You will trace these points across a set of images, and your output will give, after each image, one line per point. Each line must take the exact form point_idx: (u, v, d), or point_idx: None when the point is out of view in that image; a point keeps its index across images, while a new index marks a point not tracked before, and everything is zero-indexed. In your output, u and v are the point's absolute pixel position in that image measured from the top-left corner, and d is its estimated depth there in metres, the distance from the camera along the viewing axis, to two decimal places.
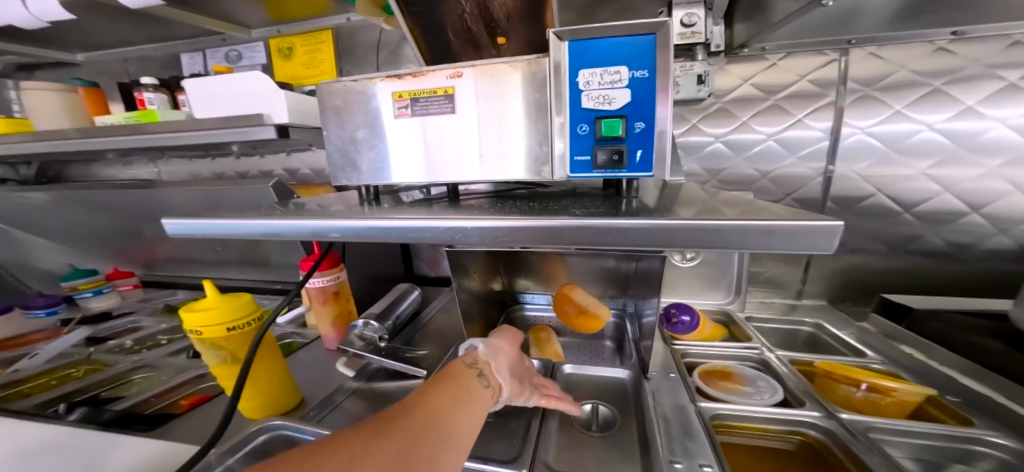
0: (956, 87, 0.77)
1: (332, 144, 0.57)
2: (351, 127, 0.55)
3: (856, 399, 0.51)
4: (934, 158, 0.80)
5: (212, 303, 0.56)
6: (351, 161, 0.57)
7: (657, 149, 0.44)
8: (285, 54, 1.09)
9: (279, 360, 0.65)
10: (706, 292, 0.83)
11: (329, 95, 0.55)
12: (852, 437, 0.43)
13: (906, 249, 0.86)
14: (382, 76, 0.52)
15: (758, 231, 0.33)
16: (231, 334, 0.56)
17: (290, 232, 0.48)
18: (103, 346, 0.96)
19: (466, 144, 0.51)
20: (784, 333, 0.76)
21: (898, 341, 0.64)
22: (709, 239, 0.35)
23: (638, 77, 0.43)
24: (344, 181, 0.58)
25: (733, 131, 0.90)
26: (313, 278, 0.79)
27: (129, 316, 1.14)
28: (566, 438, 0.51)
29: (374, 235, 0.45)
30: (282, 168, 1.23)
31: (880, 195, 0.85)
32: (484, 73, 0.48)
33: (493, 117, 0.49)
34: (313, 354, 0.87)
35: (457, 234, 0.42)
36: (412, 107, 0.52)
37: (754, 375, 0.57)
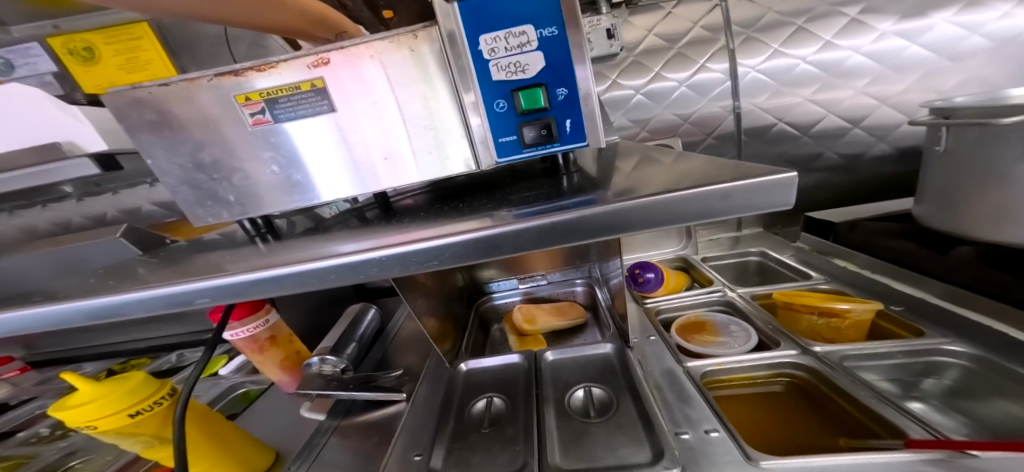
0: (815, 25, 0.84)
1: (169, 174, 0.43)
2: (190, 147, 0.42)
3: (819, 326, 0.55)
4: (816, 84, 0.87)
5: (89, 392, 0.41)
6: (210, 191, 0.44)
7: (586, 115, 0.39)
8: (83, 56, 0.82)
9: (222, 423, 0.54)
10: (661, 242, 0.86)
11: (126, 107, 0.39)
12: (833, 370, 0.47)
13: (811, 168, 0.95)
14: (209, 74, 0.38)
15: (714, 197, 0.30)
16: (138, 420, 0.44)
17: (174, 298, 0.37)
18: (9, 441, 0.76)
19: (364, 147, 0.42)
20: (738, 266, 0.82)
21: (833, 256, 0.73)
22: (669, 216, 0.32)
23: (547, 36, 0.36)
24: (211, 218, 0.46)
25: (650, 82, 0.89)
26: (234, 330, 0.65)
27: (34, 399, 0.90)
28: (567, 429, 0.50)
29: (296, 286, 0.36)
30: (150, 202, 0.97)
31: (782, 123, 0.91)
32: (356, 55, 0.38)
33: (388, 108, 0.40)
34: (277, 400, 0.77)
35: (375, 269, 0.36)
36: (273, 110, 0.40)
37: (725, 321, 0.60)
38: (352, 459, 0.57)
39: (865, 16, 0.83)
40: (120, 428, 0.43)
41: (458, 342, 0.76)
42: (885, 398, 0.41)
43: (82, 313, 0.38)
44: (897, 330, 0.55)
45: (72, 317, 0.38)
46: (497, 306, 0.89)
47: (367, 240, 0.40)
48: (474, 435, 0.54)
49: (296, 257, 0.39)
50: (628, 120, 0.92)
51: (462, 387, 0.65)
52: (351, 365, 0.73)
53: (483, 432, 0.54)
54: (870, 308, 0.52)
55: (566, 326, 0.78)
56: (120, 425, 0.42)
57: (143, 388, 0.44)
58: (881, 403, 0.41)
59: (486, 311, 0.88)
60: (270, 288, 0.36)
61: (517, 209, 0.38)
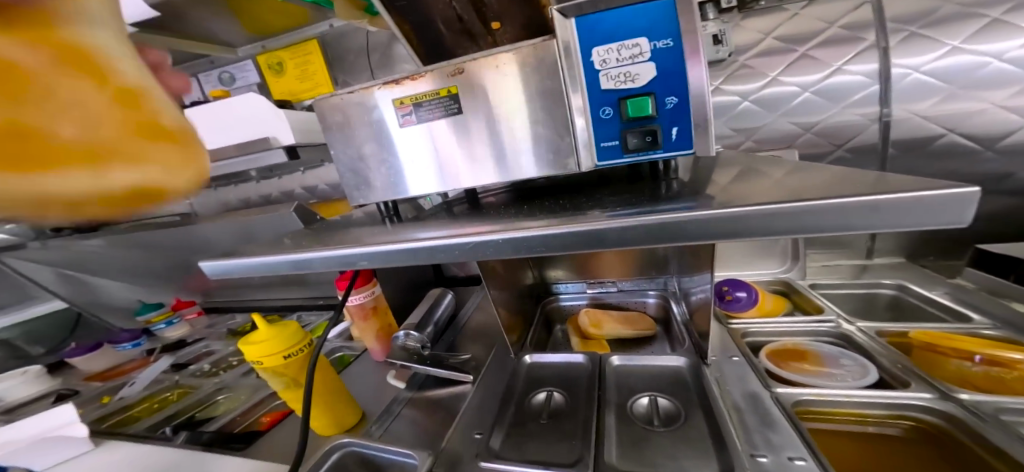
0: (1017, 15, 0.66)
1: (342, 163, 0.54)
2: (357, 142, 0.52)
3: (974, 375, 0.44)
4: (1015, 86, 0.69)
5: (264, 334, 0.54)
6: (364, 178, 0.54)
7: (697, 122, 0.38)
8: (276, 70, 1.08)
9: (336, 380, 0.63)
10: (758, 261, 0.76)
11: (327, 109, 0.51)
12: (981, 421, 0.38)
13: (991, 190, 0.76)
14: (379, 84, 0.47)
15: (857, 209, 0.25)
16: (288, 361, 0.55)
17: (312, 263, 0.45)
18: (186, 370, 1.01)
19: (479, 146, 0.47)
20: (862, 299, 0.69)
21: (1005, 298, 0.57)
22: (787, 227, 0.27)
23: (660, 48, 0.36)
24: (362, 200, 0.55)
25: (764, 87, 0.79)
26: (352, 296, 0.79)
27: (203, 340, 1.19)
28: (627, 431, 0.49)
29: (403, 259, 0.41)
30: (300, 187, 1.20)
31: (954, 134, 0.74)
32: (488, 67, 0.43)
33: (505, 114, 0.45)
34: (366, 366, 0.88)
35: (485, 250, 0.37)
36: (417, 113, 0.48)
37: (834, 352, 0.52)
38: (419, 436, 0.62)
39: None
40: (274, 366, 0.55)
41: (524, 335, 0.79)
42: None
43: (255, 268, 0.49)
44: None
45: (254, 272, 0.49)
46: (563, 308, 0.89)
47: (443, 229, 0.44)
48: (532, 424, 0.55)
49: (392, 238, 0.44)
50: (731, 129, 0.84)
51: (523, 380, 0.66)
52: (429, 342, 0.80)
53: (541, 422, 0.55)
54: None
55: (634, 336, 0.76)
56: (278, 363, 0.54)
57: (296, 336, 0.56)
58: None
59: (553, 311, 0.89)
60: (387, 260, 0.42)
61: (610, 211, 0.38)
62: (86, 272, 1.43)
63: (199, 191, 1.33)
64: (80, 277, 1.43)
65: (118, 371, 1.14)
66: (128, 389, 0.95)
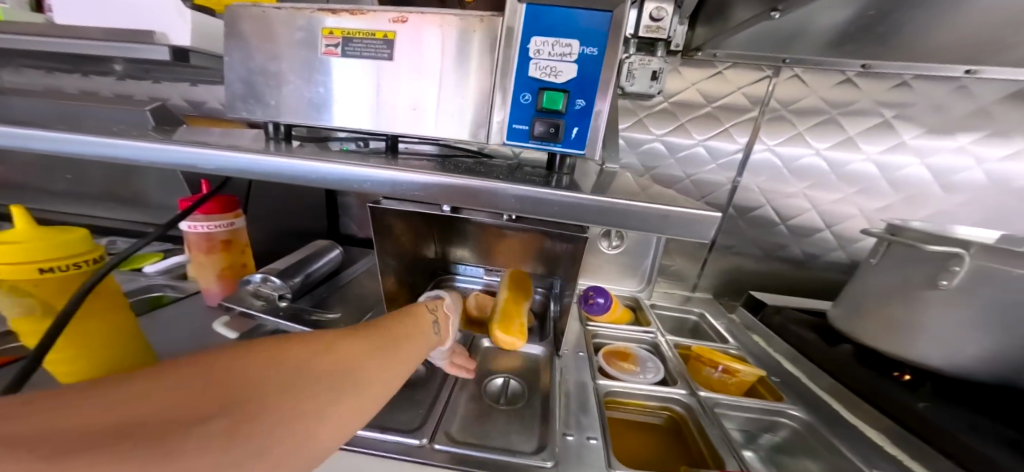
0: (848, 118, 0.87)
1: (233, 72, 0.50)
2: (264, 57, 0.48)
3: (713, 380, 0.61)
4: (811, 180, 0.92)
5: (19, 236, 0.41)
6: (257, 93, 0.49)
7: (593, 130, 0.42)
8: None
9: (123, 312, 0.52)
10: (623, 279, 0.91)
11: (247, 18, 0.48)
12: (703, 413, 0.53)
13: (774, 256, 0.99)
14: (314, 8, 0.46)
15: (655, 216, 0.35)
16: (46, 277, 0.42)
17: (169, 156, 0.40)
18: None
19: (401, 96, 0.46)
20: (677, 320, 0.88)
21: (755, 333, 0.79)
22: (616, 220, 0.36)
23: (587, 53, 0.40)
24: (244, 114, 0.51)
25: (671, 133, 0.93)
26: (194, 222, 0.68)
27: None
28: (475, 405, 0.55)
29: (278, 176, 0.40)
30: (183, 98, 0.98)
31: (767, 207, 0.95)
32: (428, 21, 0.44)
33: (433, 72, 0.45)
34: (190, 308, 0.76)
35: (367, 183, 0.39)
36: (344, 47, 0.46)
37: (645, 357, 0.66)
38: None
39: (897, 121, 0.86)
40: (18, 280, 0.42)
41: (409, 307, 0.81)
42: (728, 440, 0.47)
43: (77, 145, 0.42)
44: (764, 393, 0.63)
45: (57, 143, 0.41)
46: (456, 287, 0.93)
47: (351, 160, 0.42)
48: None
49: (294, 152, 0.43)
50: (638, 163, 0.96)
51: None
52: (291, 294, 0.76)
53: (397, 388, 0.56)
54: (755, 372, 0.60)
55: None
56: (23, 277, 0.41)
57: (67, 249, 0.43)
58: (723, 444, 0.46)
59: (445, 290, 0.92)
60: (264, 173, 0.40)
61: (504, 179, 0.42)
62: None
63: (21, 67, 1.00)
64: None
65: None
66: None
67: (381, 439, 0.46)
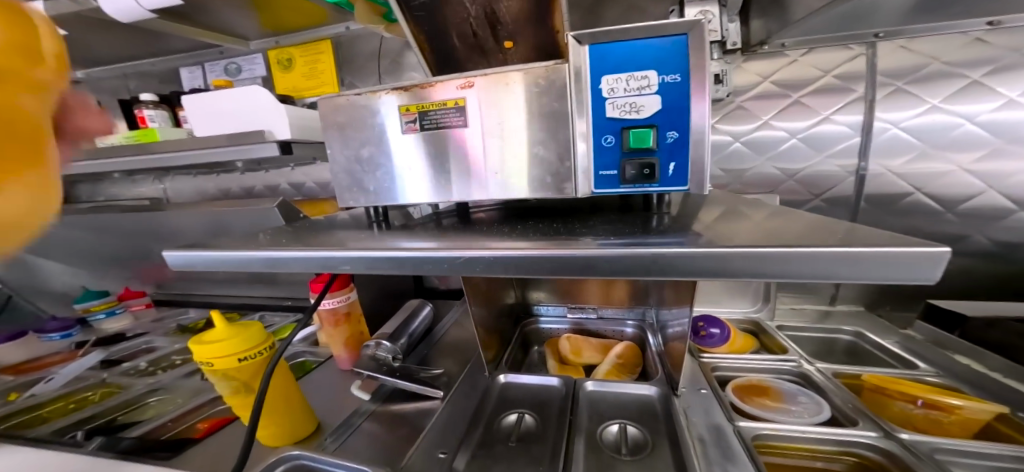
0: (997, 78, 0.72)
1: (337, 164, 0.54)
2: (356, 144, 0.52)
3: (915, 416, 0.48)
4: (979, 151, 0.75)
5: (222, 334, 0.50)
6: (358, 180, 0.53)
7: (693, 160, 0.39)
8: (285, 65, 1.06)
9: (294, 391, 0.59)
10: (730, 300, 0.80)
11: (329, 108, 0.51)
12: (917, 459, 0.40)
13: (949, 250, 0.81)
14: (387, 89, 0.48)
15: (833, 259, 0.27)
16: (243, 365, 0.51)
17: (293, 264, 0.43)
18: (117, 369, 0.93)
19: (477, 162, 0.47)
20: (822, 342, 0.73)
21: (952, 351, 0.62)
22: (772, 268, 0.29)
23: (668, 82, 0.38)
24: (351, 202, 0.54)
25: (757, 129, 0.85)
26: (324, 299, 0.76)
27: (145, 335, 1.11)
28: (595, 461, 0.49)
29: (383, 266, 0.41)
30: (286, 183, 1.15)
31: (920, 194, 0.80)
32: (496, 84, 0.44)
33: (512, 130, 0.44)
34: (329, 373, 0.84)
35: (477, 266, 0.38)
36: (421, 121, 0.48)
37: (793, 390, 0.55)
38: (379, 451, 0.59)
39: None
40: (226, 370, 0.50)
41: (500, 356, 0.79)
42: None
43: (223, 260, 0.46)
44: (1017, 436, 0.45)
45: (214, 262, 0.47)
46: (541, 330, 0.89)
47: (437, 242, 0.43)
48: (500, 447, 0.54)
49: (377, 245, 0.43)
50: (720, 170, 0.88)
51: (494, 400, 0.65)
52: (401, 355, 0.78)
53: (510, 445, 0.54)
54: (988, 409, 0.46)
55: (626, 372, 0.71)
56: (230, 366, 0.50)
57: (254, 339, 0.51)
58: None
59: (531, 333, 0.89)
60: (371, 266, 0.41)
61: (603, 239, 0.39)
62: (32, 252, 1.34)
63: (175, 177, 1.27)
64: (24, 257, 1.34)
65: (35, 364, 1.01)
66: (42, 386, 0.86)
67: None
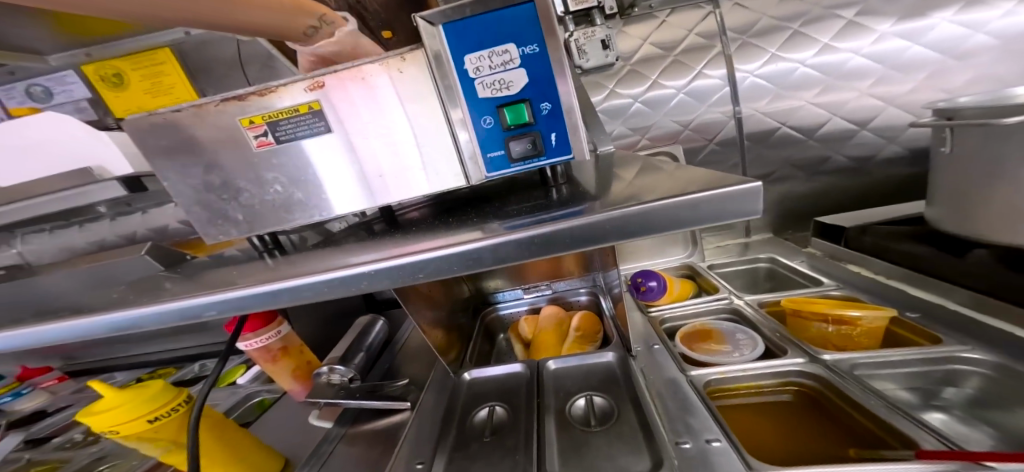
0: (811, 28, 0.81)
1: (183, 196, 0.43)
2: (202, 170, 0.42)
3: (830, 334, 0.53)
4: (818, 87, 0.83)
5: (116, 398, 0.42)
6: (222, 212, 0.44)
7: (572, 127, 0.37)
8: (114, 82, 0.84)
9: (236, 428, 0.53)
10: (667, 250, 0.84)
11: (142, 130, 0.40)
12: (840, 378, 0.45)
13: (817, 172, 0.90)
14: (217, 100, 0.38)
15: (681, 209, 0.29)
16: (159, 425, 0.44)
17: (187, 310, 0.36)
18: (46, 446, 0.78)
19: (367, 161, 0.41)
20: (747, 273, 0.80)
21: (845, 261, 0.71)
22: (635, 228, 0.30)
23: (529, 53, 0.34)
24: (221, 237, 0.45)
25: (649, 89, 0.87)
26: (247, 340, 0.65)
27: (73, 404, 0.94)
28: (567, 440, 0.49)
29: (286, 299, 0.35)
30: (177, 221, 0.98)
31: (784, 128, 0.87)
32: (349, 79, 0.37)
33: (394, 122, 0.39)
34: (289, 408, 0.77)
35: (362, 282, 0.34)
36: (274, 132, 0.40)
37: (731, 329, 0.59)
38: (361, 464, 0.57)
39: (862, 19, 0.79)
40: (140, 433, 0.43)
41: (463, 352, 0.76)
42: (895, 406, 0.39)
43: (101, 325, 0.38)
44: (915, 338, 0.51)
45: (103, 331, 0.39)
46: (502, 317, 0.88)
47: (377, 251, 0.38)
48: (475, 444, 0.53)
49: (307, 268, 0.37)
50: (627, 129, 0.90)
51: (465, 397, 0.64)
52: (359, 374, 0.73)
53: (484, 440, 0.53)
54: (883, 315, 0.50)
55: (584, 338, 0.71)
56: (140, 431, 0.42)
57: (162, 395, 0.44)
58: (891, 412, 0.39)
59: (493, 322, 0.87)
60: (261, 301, 0.36)
61: (509, 221, 0.37)
62: None
63: (28, 235, 1.02)
64: None
65: None
66: None
67: None
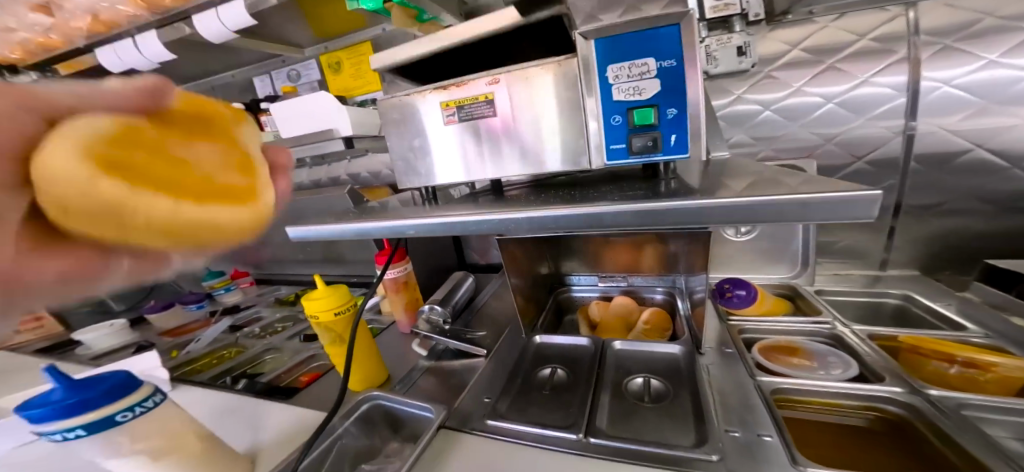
0: None
1: (394, 152, 0.60)
2: (409, 136, 0.58)
3: (950, 377, 0.48)
4: None
5: (324, 293, 0.65)
6: (413, 166, 0.59)
7: (692, 131, 0.41)
8: (334, 68, 1.15)
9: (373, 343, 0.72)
10: (767, 267, 0.78)
11: (389, 109, 0.58)
12: (938, 413, 0.41)
13: (1014, 209, 0.72)
14: (431, 88, 0.53)
15: (790, 206, 0.31)
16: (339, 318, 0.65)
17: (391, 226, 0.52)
18: (240, 332, 1.11)
19: (509, 144, 0.51)
20: (865, 306, 0.70)
21: (1012, 313, 0.58)
22: (745, 216, 0.33)
23: (666, 67, 0.40)
24: (407, 184, 0.61)
25: (788, 96, 0.80)
26: (388, 270, 0.87)
27: (253, 306, 1.28)
28: (619, 407, 0.53)
29: (439, 230, 0.48)
30: (347, 174, 1.28)
31: (980, 149, 0.71)
32: (518, 78, 0.48)
33: (541, 114, 0.48)
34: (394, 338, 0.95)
35: (510, 225, 0.44)
36: (459, 114, 0.53)
37: (823, 351, 0.55)
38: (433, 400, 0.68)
39: None
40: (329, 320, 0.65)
41: (535, 319, 0.85)
42: (999, 449, 0.36)
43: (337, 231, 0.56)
44: None
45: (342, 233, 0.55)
46: (574, 298, 0.94)
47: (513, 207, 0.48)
48: (536, 393, 0.61)
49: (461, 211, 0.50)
50: (749, 137, 0.85)
51: (532, 356, 0.72)
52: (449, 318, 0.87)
53: (544, 393, 0.61)
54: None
55: (653, 331, 0.73)
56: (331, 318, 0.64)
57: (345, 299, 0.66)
58: (988, 454, 0.35)
59: (565, 301, 0.93)
60: (433, 230, 0.49)
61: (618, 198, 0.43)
62: None
63: None
64: None
65: (183, 329, 1.24)
66: (193, 344, 1.03)
67: (543, 433, 0.51)
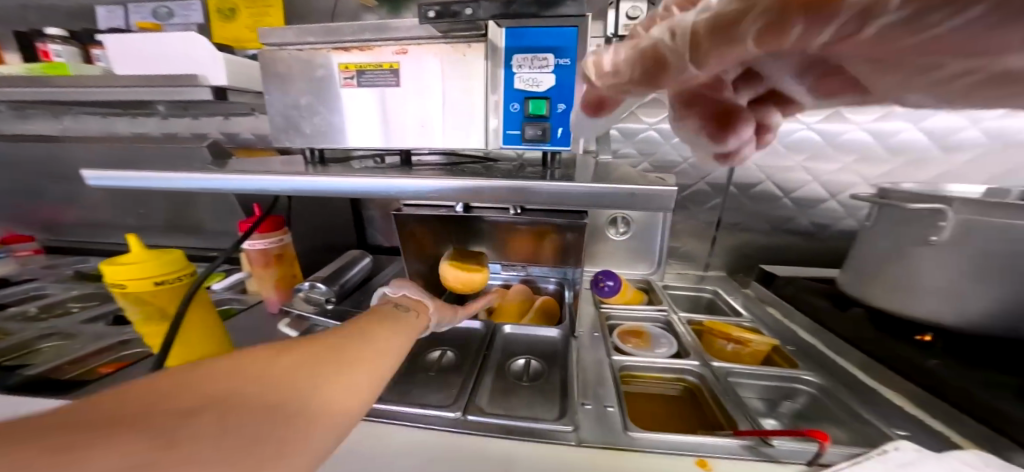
0: None
1: (274, 108, 0.53)
2: (295, 92, 0.52)
3: (728, 351, 0.66)
4: (808, 153, 0.92)
5: (138, 257, 0.51)
6: (295, 124, 0.53)
7: (576, 128, 0.46)
8: (226, 15, 0.97)
9: (215, 317, 0.60)
10: (635, 264, 0.92)
11: (271, 63, 0.51)
12: (716, 380, 0.56)
13: (783, 229, 0.99)
14: (330, 47, 0.49)
15: (620, 193, 0.42)
16: (159, 289, 0.52)
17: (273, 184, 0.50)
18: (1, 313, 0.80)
19: (410, 117, 0.50)
20: (691, 299, 0.89)
21: (771, 306, 0.81)
22: (592, 200, 0.43)
23: (562, 65, 0.43)
24: (287, 143, 0.55)
25: (663, 120, 0.94)
26: (253, 239, 0.77)
27: (32, 281, 0.94)
28: (499, 385, 0.59)
29: (330, 192, 0.49)
30: (219, 131, 1.06)
31: (767, 182, 0.95)
32: (427, 51, 0.47)
33: (444, 91, 0.48)
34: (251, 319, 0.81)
35: (399, 192, 0.48)
36: (359, 78, 0.50)
37: (658, 333, 0.69)
38: None
39: None
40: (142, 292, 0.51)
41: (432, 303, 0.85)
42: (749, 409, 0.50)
43: (198, 184, 0.51)
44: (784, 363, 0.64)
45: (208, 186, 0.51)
46: None
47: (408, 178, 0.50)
48: (422, 375, 0.61)
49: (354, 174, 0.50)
50: (634, 150, 0.97)
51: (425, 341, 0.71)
52: (335, 297, 0.81)
53: (430, 374, 0.61)
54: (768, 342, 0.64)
55: (543, 316, 0.80)
56: (143, 288, 0.51)
57: (172, 265, 0.53)
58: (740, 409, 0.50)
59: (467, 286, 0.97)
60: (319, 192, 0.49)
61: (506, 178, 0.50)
62: None
63: (77, 116, 1.10)
64: None
65: None
66: None
67: (422, 412, 0.52)
